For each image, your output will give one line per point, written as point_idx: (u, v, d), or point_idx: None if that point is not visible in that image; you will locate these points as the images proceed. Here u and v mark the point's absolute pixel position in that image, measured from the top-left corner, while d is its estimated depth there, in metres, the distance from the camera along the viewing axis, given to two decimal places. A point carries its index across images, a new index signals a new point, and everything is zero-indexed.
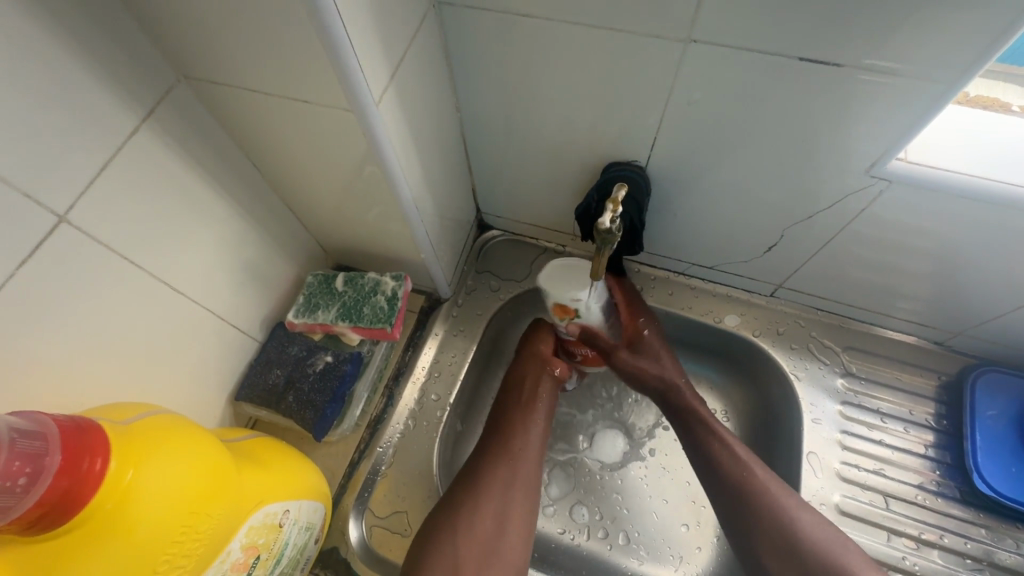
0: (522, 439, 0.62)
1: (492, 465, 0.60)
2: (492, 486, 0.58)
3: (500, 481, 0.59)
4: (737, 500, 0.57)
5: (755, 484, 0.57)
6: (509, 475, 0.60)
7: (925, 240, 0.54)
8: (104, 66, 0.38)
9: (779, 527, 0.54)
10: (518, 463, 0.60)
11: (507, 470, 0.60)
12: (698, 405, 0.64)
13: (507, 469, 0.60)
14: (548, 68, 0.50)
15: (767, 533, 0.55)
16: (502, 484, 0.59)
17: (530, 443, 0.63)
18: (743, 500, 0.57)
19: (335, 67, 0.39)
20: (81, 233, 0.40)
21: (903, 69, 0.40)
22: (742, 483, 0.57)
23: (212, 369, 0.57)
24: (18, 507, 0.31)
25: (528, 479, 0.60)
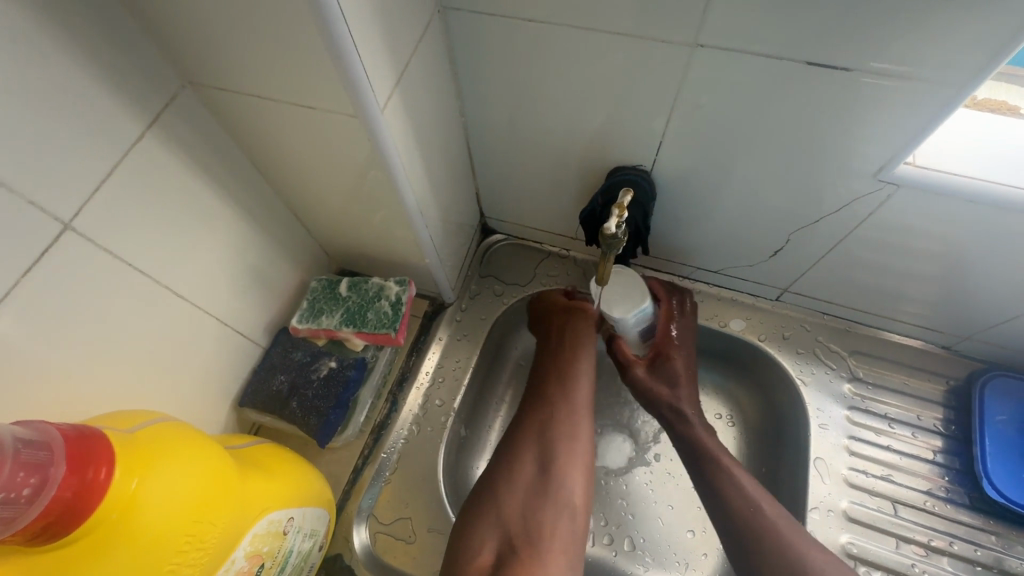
0: (571, 396, 0.63)
1: (543, 423, 0.60)
2: (546, 440, 0.59)
3: (553, 434, 0.60)
4: (736, 529, 0.56)
5: (758, 511, 0.55)
6: (561, 430, 0.60)
7: (933, 245, 0.54)
8: (109, 73, 0.38)
9: (780, 552, 0.53)
10: (569, 419, 0.61)
11: (557, 427, 0.60)
12: (698, 428, 0.63)
13: (556, 428, 0.60)
14: (553, 73, 0.50)
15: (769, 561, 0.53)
16: (555, 439, 0.59)
17: (580, 398, 0.63)
18: (744, 527, 0.55)
19: (340, 72, 0.39)
20: (86, 240, 0.40)
21: (912, 72, 0.40)
22: (744, 511, 0.56)
23: (216, 375, 0.57)
24: (23, 517, 0.31)
25: (581, 434, 0.61)
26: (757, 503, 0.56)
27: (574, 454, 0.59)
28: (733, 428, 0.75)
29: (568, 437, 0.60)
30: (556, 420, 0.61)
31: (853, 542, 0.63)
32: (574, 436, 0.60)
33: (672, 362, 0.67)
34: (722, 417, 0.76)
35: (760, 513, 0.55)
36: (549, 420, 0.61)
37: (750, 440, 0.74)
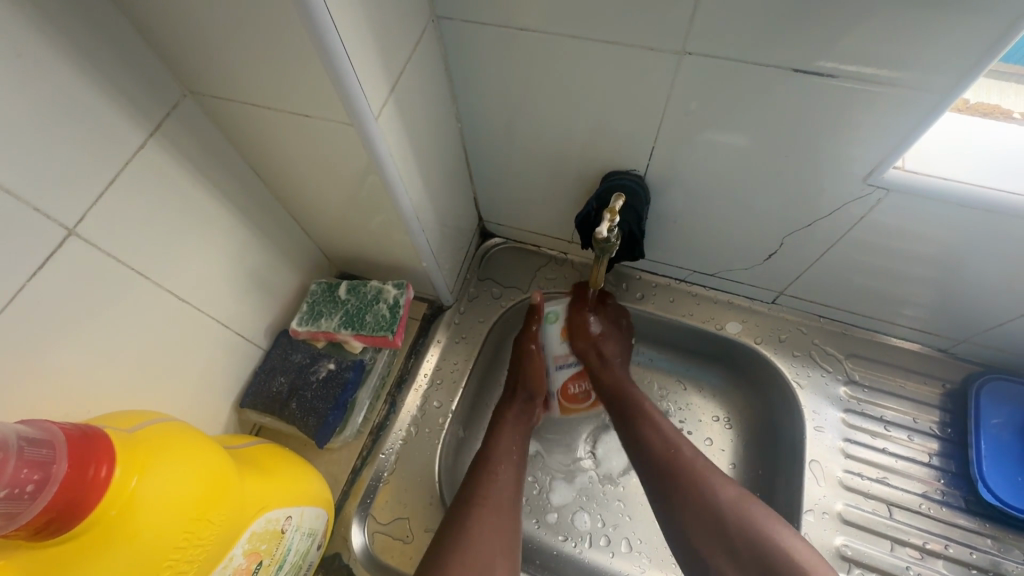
0: (499, 487, 0.59)
1: (477, 514, 0.56)
2: (480, 533, 0.54)
3: (486, 530, 0.55)
4: (659, 473, 0.59)
5: (677, 453, 0.59)
6: (494, 521, 0.56)
7: (925, 248, 0.54)
8: (112, 83, 0.40)
9: (702, 494, 0.56)
10: (501, 512, 0.57)
11: (492, 519, 0.56)
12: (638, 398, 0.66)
13: (491, 517, 0.56)
14: (546, 80, 0.51)
15: (689, 500, 0.56)
16: (490, 531, 0.55)
17: (509, 492, 0.59)
18: (670, 474, 0.58)
19: (335, 82, 0.40)
20: (90, 245, 0.41)
21: (896, 78, 0.40)
22: (665, 451, 0.60)
23: (218, 377, 0.58)
24: (26, 513, 0.32)
25: (512, 521, 0.57)
26: (676, 442, 0.60)
27: (507, 544, 0.55)
28: (730, 430, 0.75)
29: (503, 531, 0.55)
30: (490, 515, 0.56)
31: (847, 544, 0.63)
32: (506, 527, 0.56)
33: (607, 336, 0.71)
34: (718, 420, 0.76)
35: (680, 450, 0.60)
36: (482, 514, 0.56)
37: (746, 442, 0.74)
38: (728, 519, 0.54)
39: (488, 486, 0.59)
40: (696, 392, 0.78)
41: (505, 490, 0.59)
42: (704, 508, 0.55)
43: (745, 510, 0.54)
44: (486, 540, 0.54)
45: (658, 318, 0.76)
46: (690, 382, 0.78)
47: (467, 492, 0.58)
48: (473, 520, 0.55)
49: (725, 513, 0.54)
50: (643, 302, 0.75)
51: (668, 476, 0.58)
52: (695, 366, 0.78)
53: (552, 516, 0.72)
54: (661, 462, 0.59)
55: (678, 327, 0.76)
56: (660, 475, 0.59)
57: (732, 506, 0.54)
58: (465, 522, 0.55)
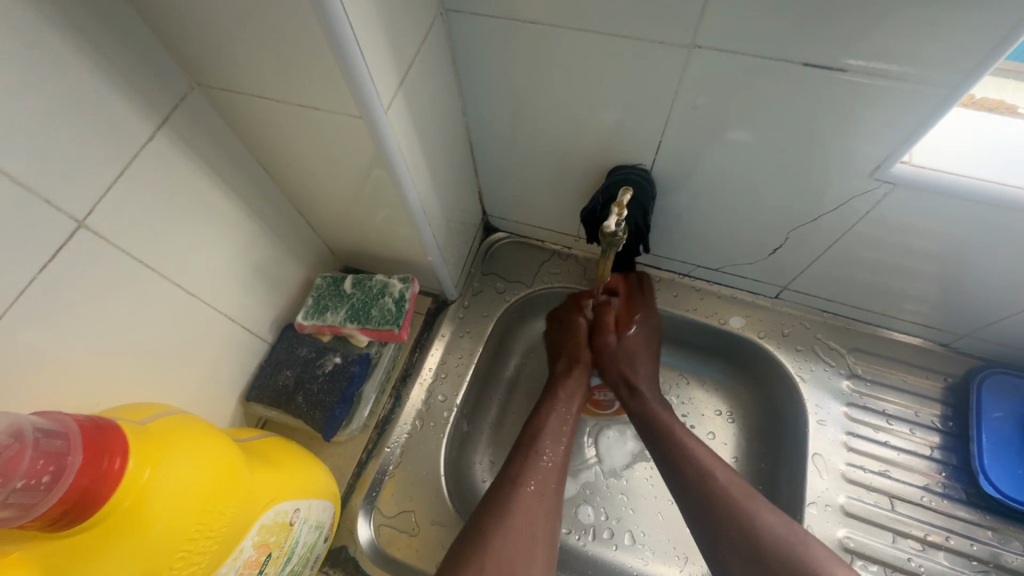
0: (542, 472, 0.59)
1: (524, 498, 0.56)
2: (524, 518, 0.54)
3: (530, 515, 0.55)
4: (699, 502, 0.56)
5: (716, 478, 0.56)
6: (537, 507, 0.56)
7: (930, 242, 0.55)
8: (121, 75, 0.39)
9: (742, 523, 0.53)
10: (545, 496, 0.57)
11: (535, 505, 0.56)
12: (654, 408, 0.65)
13: (536, 502, 0.56)
14: (553, 73, 0.51)
15: (729, 531, 0.53)
16: (533, 516, 0.55)
17: (551, 477, 0.59)
18: (709, 503, 0.55)
19: (345, 74, 0.39)
20: (99, 238, 0.41)
21: (905, 73, 0.40)
22: (700, 477, 0.57)
23: (224, 370, 0.58)
24: (41, 504, 0.32)
25: (552, 508, 0.57)
26: (712, 468, 0.57)
27: (548, 529, 0.55)
28: (732, 424, 0.76)
29: (543, 517, 0.55)
30: (533, 500, 0.56)
31: (850, 536, 0.64)
32: (549, 514, 0.56)
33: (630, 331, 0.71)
34: (721, 414, 0.76)
35: (717, 476, 0.57)
36: (526, 498, 0.56)
37: (749, 436, 0.75)
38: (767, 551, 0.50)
39: (532, 470, 0.59)
40: (699, 386, 0.78)
41: (547, 476, 0.59)
42: (745, 541, 0.52)
43: (780, 539, 0.51)
44: (530, 520, 0.54)
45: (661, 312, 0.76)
46: (693, 376, 0.79)
47: (514, 472, 0.59)
48: (518, 504, 0.55)
49: (763, 542, 0.51)
50: None
51: (703, 503, 0.55)
52: (698, 360, 0.79)
53: None
54: (698, 489, 0.56)
55: (681, 322, 0.76)
56: (701, 503, 0.55)
57: (775, 538, 0.51)
58: (512, 505, 0.55)
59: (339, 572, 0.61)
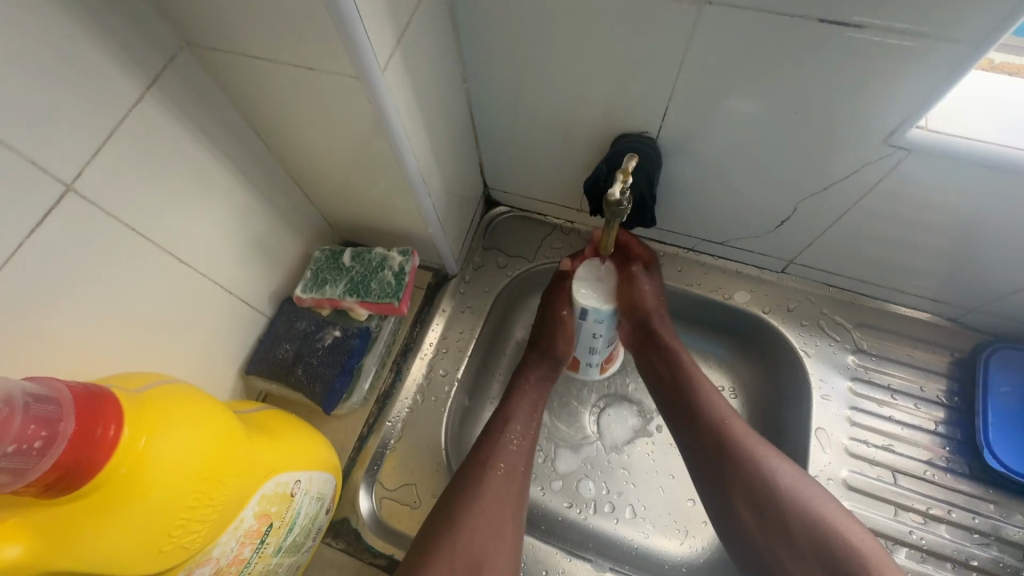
0: (512, 453, 0.59)
1: (489, 481, 0.57)
2: (490, 503, 0.56)
3: (496, 500, 0.56)
4: (710, 448, 0.58)
5: (729, 429, 0.58)
6: (505, 489, 0.57)
7: (943, 214, 0.53)
8: (105, 32, 0.38)
9: (753, 471, 0.55)
10: (513, 477, 0.58)
11: (501, 488, 0.57)
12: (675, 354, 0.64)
13: (504, 486, 0.57)
14: (556, 35, 0.49)
15: (739, 480, 0.56)
16: (500, 500, 0.56)
17: (521, 457, 0.60)
18: (718, 453, 0.57)
19: (339, 31, 0.38)
20: (89, 204, 0.40)
21: (928, 30, 0.38)
22: (713, 426, 0.58)
23: (222, 343, 0.57)
24: (35, 469, 0.31)
25: (521, 487, 0.59)
26: (726, 418, 0.59)
27: (515, 508, 0.57)
28: (736, 399, 0.75)
29: (510, 499, 0.57)
30: (501, 484, 0.57)
31: (851, 509, 0.64)
32: (516, 494, 0.58)
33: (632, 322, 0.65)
34: (724, 389, 0.76)
35: (730, 425, 0.58)
36: (495, 482, 0.57)
37: (751, 411, 0.74)
38: (776, 498, 0.54)
39: (500, 452, 0.59)
40: (702, 361, 0.78)
41: (517, 458, 0.60)
42: (757, 489, 0.55)
43: (791, 490, 0.54)
44: (496, 504, 0.56)
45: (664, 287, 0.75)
46: (696, 352, 0.78)
47: (482, 454, 0.59)
48: (485, 490, 0.56)
49: (772, 491, 0.54)
50: None
51: (714, 451, 0.57)
52: (701, 336, 0.78)
53: (557, 483, 0.72)
54: (711, 437, 0.58)
55: (685, 297, 0.75)
56: (710, 450, 0.58)
57: (785, 488, 0.54)
58: (478, 492, 0.56)
59: (342, 544, 0.61)
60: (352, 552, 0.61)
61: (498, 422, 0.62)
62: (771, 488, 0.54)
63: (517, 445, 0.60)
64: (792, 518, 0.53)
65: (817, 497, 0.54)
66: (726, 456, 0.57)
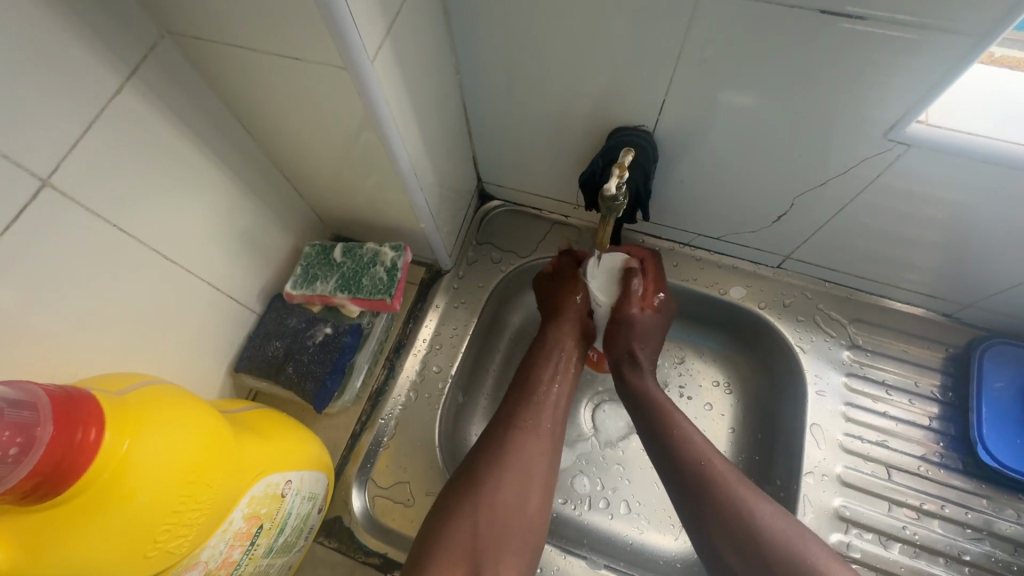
0: (542, 412, 0.60)
1: (520, 436, 0.57)
2: (522, 456, 0.56)
3: (528, 452, 0.56)
4: (689, 487, 0.55)
5: (709, 466, 0.55)
6: (537, 444, 0.57)
7: (940, 211, 0.53)
8: (82, 20, 0.36)
9: (733, 512, 0.52)
10: (544, 435, 0.59)
11: (534, 442, 0.57)
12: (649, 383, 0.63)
13: (535, 441, 0.57)
14: (550, 26, 0.47)
15: (720, 522, 0.53)
16: (531, 454, 0.56)
17: (551, 416, 0.60)
18: (697, 493, 0.55)
19: (326, 20, 0.36)
20: (67, 199, 0.39)
21: (931, 22, 0.37)
22: (692, 464, 0.56)
23: (210, 341, 0.56)
24: (12, 477, 0.30)
25: (552, 443, 0.59)
26: (706, 457, 0.56)
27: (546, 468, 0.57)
28: (730, 394, 0.75)
29: (541, 454, 0.57)
30: (534, 437, 0.58)
31: (845, 505, 0.64)
32: (548, 450, 0.58)
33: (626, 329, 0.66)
34: (719, 385, 0.76)
35: (710, 464, 0.56)
36: (526, 436, 0.57)
37: (746, 407, 0.74)
38: (756, 543, 0.51)
39: (532, 408, 0.60)
40: (697, 357, 0.77)
41: (546, 415, 0.60)
42: (738, 532, 0.52)
43: (771, 534, 0.51)
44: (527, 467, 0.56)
45: None
46: (691, 347, 0.78)
47: (511, 412, 0.59)
48: (516, 443, 0.57)
49: (754, 534, 0.51)
50: None
51: (694, 490, 0.55)
52: (696, 331, 0.78)
53: None
54: (690, 475, 0.55)
55: (680, 292, 0.75)
56: (690, 490, 0.55)
57: (766, 532, 0.51)
58: (508, 446, 0.56)
59: (335, 543, 0.60)
60: (346, 552, 0.60)
61: (525, 382, 0.63)
62: (752, 532, 0.51)
63: (546, 400, 0.61)
64: (775, 561, 0.50)
65: (799, 534, 0.51)
66: (706, 497, 0.54)
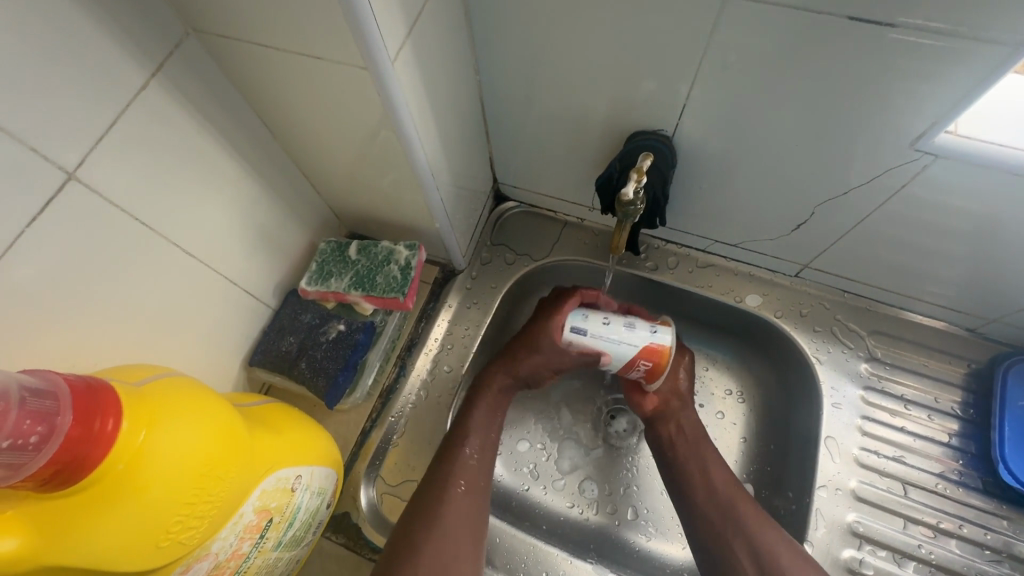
0: (469, 472, 0.60)
1: (449, 500, 0.57)
2: (451, 518, 0.55)
3: (455, 517, 0.56)
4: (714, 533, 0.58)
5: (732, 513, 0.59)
6: (461, 505, 0.57)
7: (967, 222, 0.51)
8: (110, 16, 0.37)
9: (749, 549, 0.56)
10: (473, 494, 0.58)
11: (459, 505, 0.57)
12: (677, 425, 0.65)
13: (456, 501, 0.57)
14: (571, 28, 0.47)
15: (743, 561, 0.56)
16: (457, 513, 0.56)
17: (479, 475, 0.60)
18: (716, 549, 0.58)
19: (348, 20, 0.36)
20: (91, 191, 0.39)
21: (962, 30, 0.36)
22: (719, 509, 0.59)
23: (226, 335, 0.57)
24: (30, 464, 0.31)
25: (477, 500, 0.58)
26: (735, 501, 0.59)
27: (473, 520, 0.57)
28: (743, 403, 0.75)
29: (471, 518, 0.57)
30: (460, 500, 0.57)
31: (859, 521, 0.63)
32: (474, 511, 0.57)
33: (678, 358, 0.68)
34: (732, 394, 0.75)
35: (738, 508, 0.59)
36: (453, 499, 0.57)
37: (760, 416, 0.73)
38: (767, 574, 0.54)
39: (459, 469, 0.59)
40: (710, 364, 0.77)
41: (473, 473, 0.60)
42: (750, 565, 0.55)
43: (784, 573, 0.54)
44: (453, 521, 0.55)
45: (675, 288, 0.74)
46: (704, 353, 0.77)
47: (438, 477, 0.59)
48: (444, 506, 0.56)
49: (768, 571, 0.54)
50: (660, 271, 0.73)
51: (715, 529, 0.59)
52: (710, 339, 0.77)
53: (559, 483, 0.72)
54: (717, 518, 0.59)
55: (694, 298, 0.74)
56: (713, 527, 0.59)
57: None
58: (435, 510, 0.56)
59: (343, 538, 0.60)
60: (353, 547, 0.60)
61: (449, 444, 0.62)
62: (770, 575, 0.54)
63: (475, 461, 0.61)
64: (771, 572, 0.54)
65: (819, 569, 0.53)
66: (722, 550, 0.58)
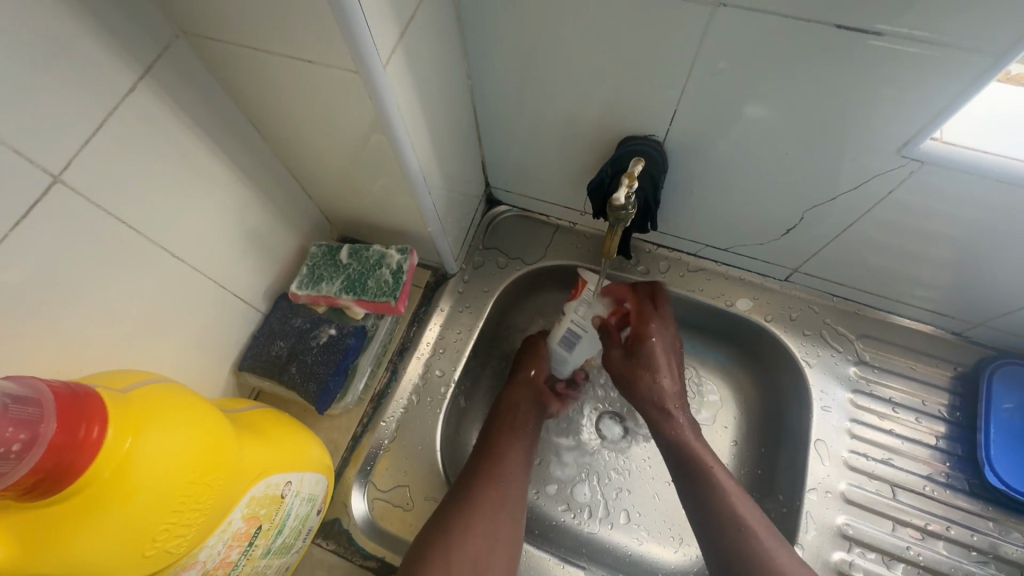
0: (505, 462, 0.63)
1: (483, 489, 0.60)
2: (487, 507, 0.59)
3: (491, 505, 0.59)
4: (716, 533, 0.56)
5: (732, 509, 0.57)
6: (497, 494, 0.60)
7: (952, 227, 0.52)
8: (97, 17, 0.36)
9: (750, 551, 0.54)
10: (510, 484, 0.62)
11: (496, 494, 0.60)
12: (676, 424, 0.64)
13: (494, 492, 0.60)
14: (562, 33, 0.47)
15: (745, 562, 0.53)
16: (493, 503, 0.59)
17: (513, 466, 0.64)
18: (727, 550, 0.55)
19: (339, 22, 0.36)
20: (76, 195, 0.39)
21: (946, 39, 0.37)
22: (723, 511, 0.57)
23: (215, 339, 0.56)
24: (13, 473, 0.31)
25: (515, 487, 0.62)
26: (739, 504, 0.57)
27: (510, 510, 0.60)
28: (734, 407, 0.75)
29: (505, 505, 0.60)
30: (496, 488, 0.60)
31: (849, 523, 0.63)
32: (509, 501, 0.60)
33: (649, 341, 0.65)
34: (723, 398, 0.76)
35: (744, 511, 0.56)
36: (486, 486, 0.60)
37: (750, 419, 0.74)
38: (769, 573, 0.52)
39: (498, 461, 0.63)
40: (701, 368, 0.77)
41: (512, 463, 0.64)
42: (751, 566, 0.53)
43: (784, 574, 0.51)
44: (489, 508, 0.59)
45: (666, 292, 0.74)
46: (695, 357, 0.78)
47: (477, 467, 0.62)
48: (481, 495, 0.59)
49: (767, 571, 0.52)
50: (651, 275, 0.74)
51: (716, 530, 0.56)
52: (701, 343, 0.78)
53: (552, 487, 0.72)
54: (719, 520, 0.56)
55: (686, 302, 0.74)
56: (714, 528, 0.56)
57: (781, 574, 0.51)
58: (472, 499, 0.59)
59: (333, 545, 0.60)
60: (344, 554, 0.59)
61: (489, 437, 0.66)
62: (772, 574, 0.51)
63: (512, 452, 0.65)
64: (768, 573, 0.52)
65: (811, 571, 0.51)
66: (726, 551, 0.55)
